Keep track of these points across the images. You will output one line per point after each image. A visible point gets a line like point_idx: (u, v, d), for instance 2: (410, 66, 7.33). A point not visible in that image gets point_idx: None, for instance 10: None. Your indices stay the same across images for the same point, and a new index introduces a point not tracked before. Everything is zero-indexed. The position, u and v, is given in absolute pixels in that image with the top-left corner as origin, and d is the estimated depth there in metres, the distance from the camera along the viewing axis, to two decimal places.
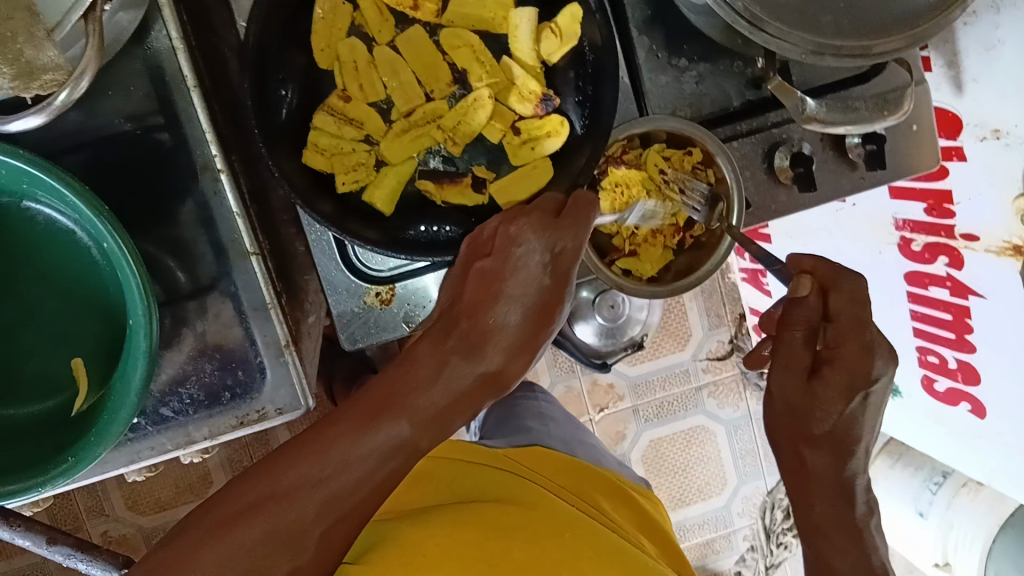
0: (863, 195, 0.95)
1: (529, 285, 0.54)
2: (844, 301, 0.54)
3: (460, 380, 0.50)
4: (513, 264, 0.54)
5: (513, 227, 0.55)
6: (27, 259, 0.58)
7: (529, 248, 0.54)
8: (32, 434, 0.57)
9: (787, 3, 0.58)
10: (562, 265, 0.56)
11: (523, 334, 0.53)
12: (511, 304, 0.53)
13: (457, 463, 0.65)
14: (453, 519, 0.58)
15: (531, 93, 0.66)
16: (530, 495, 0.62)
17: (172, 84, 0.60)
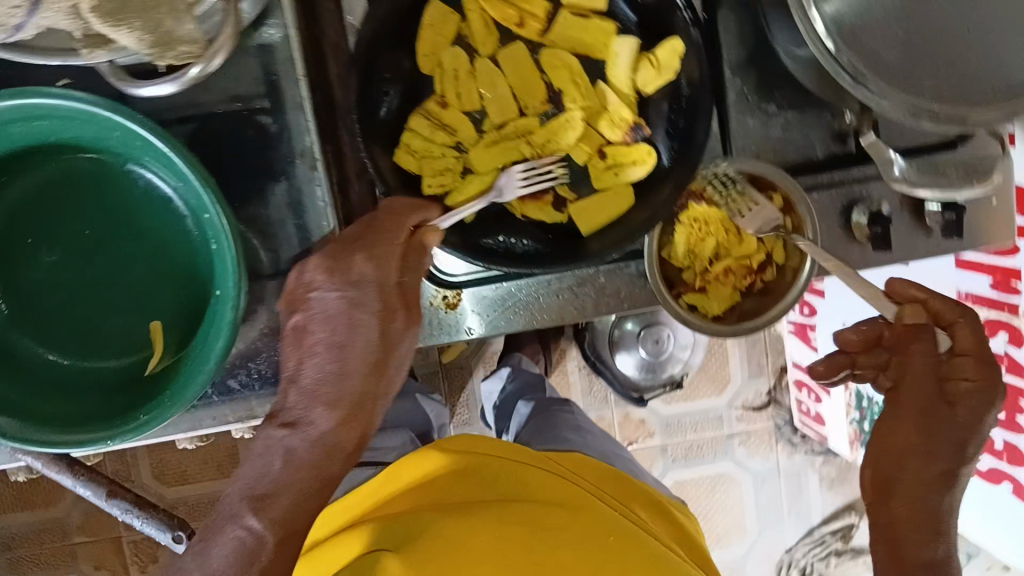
0: (927, 261, 0.95)
1: (368, 348, 0.56)
2: (970, 341, 0.58)
3: (273, 452, 0.55)
4: (315, 308, 0.55)
5: (348, 260, 0.55)
6: (122, 220, 0.60)
7: (320, 295, 0.55)
8: (106, 389, 0.59)
9: (891, 63, 0.59)
10: (396, 319, 0.57)
11: (343, 392, 0.56)
12: (315, 357, 0.56)
13: (498, 461, 0.66)
14: (486, 518, 0.59)
15: (622, 120, 0.68)
16: (574, 498, 0.63)
17: (281, 71, 0.62)
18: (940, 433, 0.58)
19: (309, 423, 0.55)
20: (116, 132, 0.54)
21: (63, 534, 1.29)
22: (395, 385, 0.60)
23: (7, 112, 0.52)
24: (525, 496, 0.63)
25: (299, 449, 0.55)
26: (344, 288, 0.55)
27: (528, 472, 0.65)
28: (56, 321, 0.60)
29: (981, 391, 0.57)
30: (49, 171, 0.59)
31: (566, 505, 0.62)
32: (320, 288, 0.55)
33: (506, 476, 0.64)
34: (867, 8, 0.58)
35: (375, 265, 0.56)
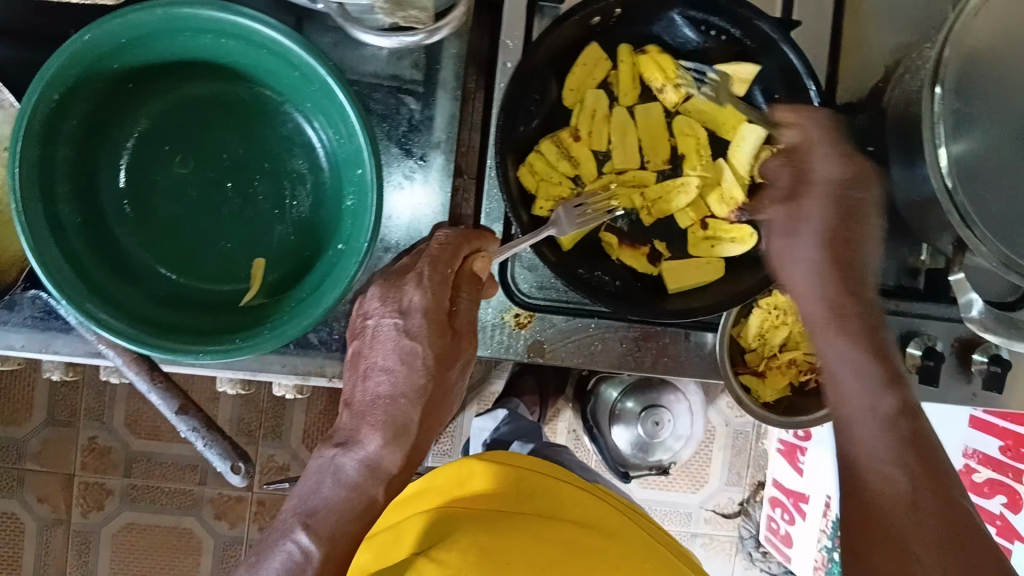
0: (941, 412, 1.00)
1: (414, 371, 0.60)
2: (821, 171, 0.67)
3: (325, 470, 0.61)
4: (370, 336, 0.61)
5: (402, 285, 0.60)
6: (258, 155, 0.62)
7: (378, 322, 0.61)
8: (196, 309, 0.60)
9: (997, 214, 0.64)
10: (447, 343, 0.61)
11: (398, 391, 0.60)
12: (375, 376, 0.61)
13: (535, 476, 0.69)
14: (525, 530, 0.61)
15: (732, 198, 0.71)
16: (609, 524, 0.67)
17: (444, 64, 0.65)
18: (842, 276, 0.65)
19: (358, 445, 0.60)
20: (298, 71, 0.57)
21: (15, 456, 1.23)
22: (443, 417, 0.64)
23: (205, 22, 0.54)
24: (561, 515, 0.66)
25: (347, 467, 0.60)
26: (396, 315, 0.60)
27: (568, 491, 0.69)
28: (167, 230, 0.61)
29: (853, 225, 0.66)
30: (208, 88, 0.61)
31: (602, 529, 0.65)
32: (377, 314, 0.61)
33: (546, 493, 0.68)
34: (987, 158, 0.64)
35: (427, 294, 0.60)
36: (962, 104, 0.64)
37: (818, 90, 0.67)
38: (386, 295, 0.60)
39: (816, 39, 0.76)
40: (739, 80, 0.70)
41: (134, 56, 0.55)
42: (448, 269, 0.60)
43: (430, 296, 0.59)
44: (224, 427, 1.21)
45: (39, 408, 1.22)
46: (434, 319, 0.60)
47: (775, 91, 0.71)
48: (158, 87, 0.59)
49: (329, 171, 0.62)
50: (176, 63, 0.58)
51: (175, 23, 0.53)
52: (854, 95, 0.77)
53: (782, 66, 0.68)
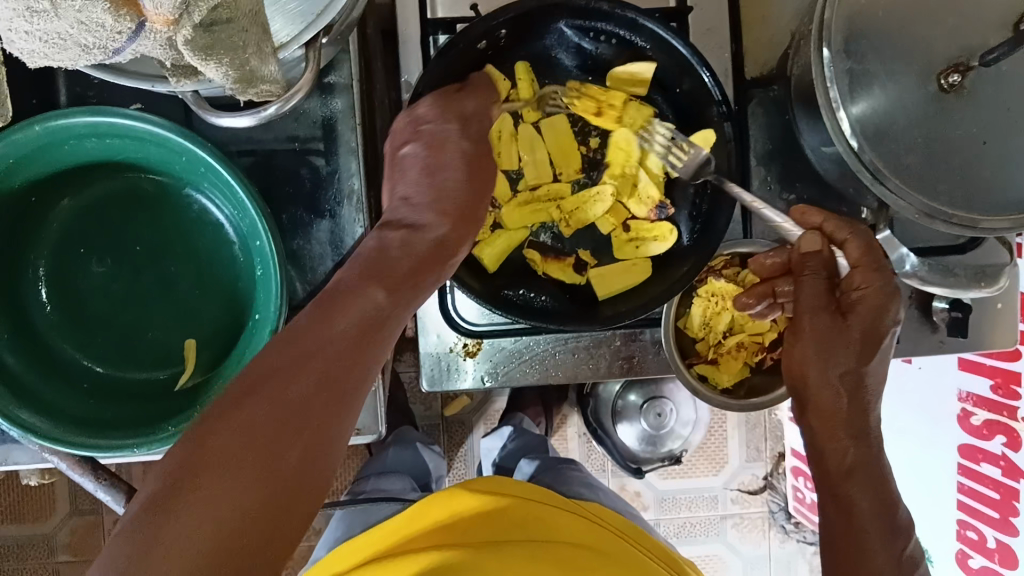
0: (929, 358, 0.98)
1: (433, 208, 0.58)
2: (857, 251, 0.65)
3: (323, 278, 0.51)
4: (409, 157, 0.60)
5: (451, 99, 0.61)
6: (170, 241, 0.63)
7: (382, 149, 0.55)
8: (134, 399, 0.61)
9: (911, 166, 0.62)
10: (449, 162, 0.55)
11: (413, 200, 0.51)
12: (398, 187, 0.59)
13: (527, 504, 0.69)
14: (515, 559, 0.63)
15: (649, 198, 0.71)
16: (599, 546, 0.67)
17: (338, 117, 0.66)
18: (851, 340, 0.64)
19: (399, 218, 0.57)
20: (184, 157, 0.58)
21: (47, 551, 1.26)
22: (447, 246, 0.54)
23: (82, 129, 0.55)
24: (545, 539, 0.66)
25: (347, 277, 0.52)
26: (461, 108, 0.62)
27: (551, 516, 0.69)
28: (96, 329, 0.63)
29: (868, 300, 0.64)
30: (112, 184, 0.62)
31: (587, 548, 0.66)
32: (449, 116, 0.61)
33: (531, 521, 0.68)
34: (894, 112, 0.62)
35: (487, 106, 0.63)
36: (855, 64, 0.62)
37: (715, 82, 0.65)
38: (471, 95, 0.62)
39: (714, 19, 0.75)
40: (639, 79, 0.70)
41: (26, 172, 0.57)
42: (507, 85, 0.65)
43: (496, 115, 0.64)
44: None
45: (60, 501, 1.25)
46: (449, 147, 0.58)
47: (676, 82, 0.70)
48: (58, 192, 0.61)
49: (240, 245, 0.63)
50: (72, 168, 0.60)
51: (54, 135, 0.55)
52: (764, 66, 0.76)
53: (675, 58, 0.67)
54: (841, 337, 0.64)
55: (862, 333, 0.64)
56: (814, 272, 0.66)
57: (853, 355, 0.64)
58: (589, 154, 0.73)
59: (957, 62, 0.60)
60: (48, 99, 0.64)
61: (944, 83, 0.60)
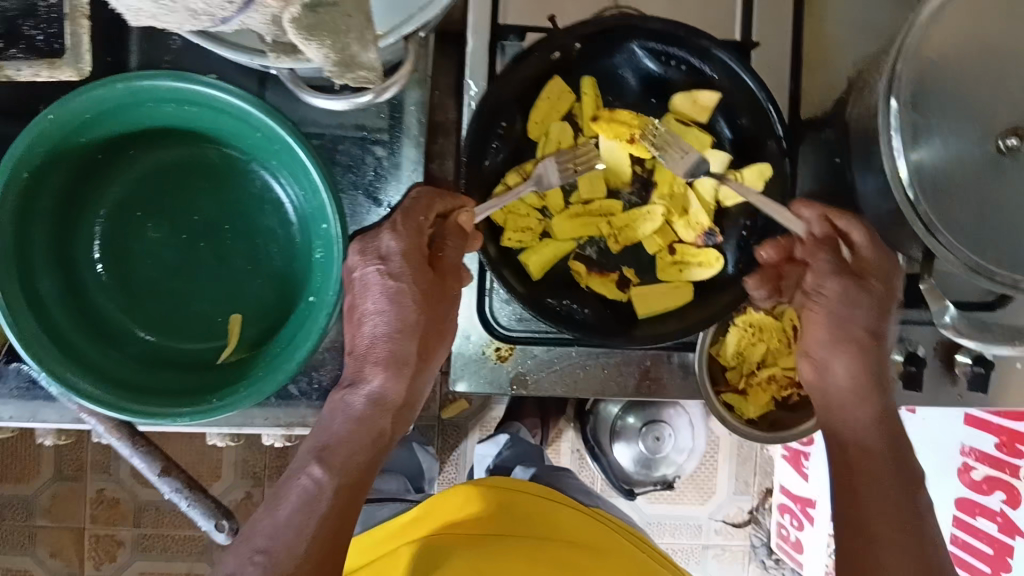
0: (935, 410, 1.00)
1: (408, 336, 0.57)
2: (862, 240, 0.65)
3: (335, 410, 0.57)
4: (356, 287, 0.57)
5: (376, 236, 0.57)
6: (228, 214, 0.63)
7: (363, 273, 0.57)
8: (176, 369, 0.61)
9: (963, 221, 0.64)
10: (433, 282, 0.58)
11: (392, 352, 0.57)
12: (368, 320, 0.57)
13: (533, 500, 0.70)
14: (519, 554, 0.63)
15: (698, 224, 0.72)
16: (607, 542, 0.68)
17: (406, 111, 0.66)
18: (847, 328, 0.64)
19: (365, 382, 0.57)
20: (259, 133, 0.58)
21: (25, 514, 1.24)
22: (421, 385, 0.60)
23: (165, 93, 0.55)
24: (554, 535, 0.67)
25: (354, 404, 0.56)
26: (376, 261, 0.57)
27: (558, 512, 0.70)
28: (144, 294, 0.62)
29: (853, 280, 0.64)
30: (178, 152, 0.62)
31: (593, 547, 0.66)
32: (363, 266, 0.57)
33: (538, 516, 0.69)
34: (951, 168, 0.63)
35: (402, 237, 0.57)
36: (920, 116, 0.63)
37: (779, 115, 0.67)
38: (399, 226, 0.57)
39: (777, 59, 0.76)
40: (702, 107, 0.71)
41: (102, 128, 0.57)
42: (420, 217, 0.57)
43: (406, 239, 0.57)
44: (228, 471, 1.19)
45: (45, 465, 1.23)
46: (414, 258, 0.57)
47: (737, 115, 0.72)
48: (125, 153, 0.61)
49: (298, 226, 0.63)
50: (142, 131, 0.60)
51: (135, 96, 0.55)
52: (819, 107, 0.78)
53: (742, 92, 0.69)
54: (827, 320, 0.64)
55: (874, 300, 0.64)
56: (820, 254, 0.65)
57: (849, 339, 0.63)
58: (642, 175, 0.74)
59: (1017, 128, 0.62)
60: (121, 59, 0.63)
61: (1001, 145, 0.63)
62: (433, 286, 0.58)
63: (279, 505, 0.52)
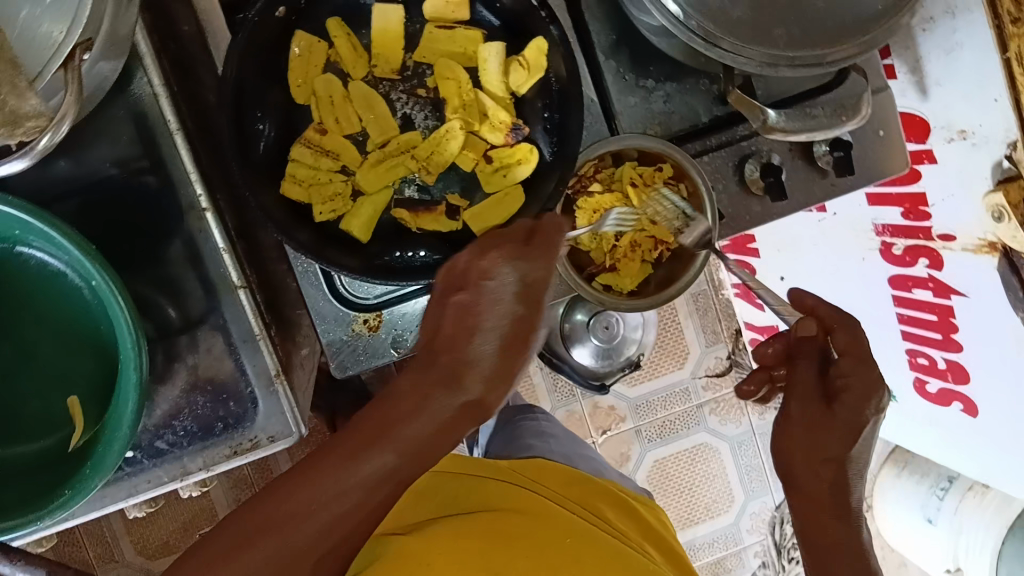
0: (842, 201, 0.98)
1: (510, 362, 0.51)
2: (846, 341, 0.56)
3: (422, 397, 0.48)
4: (485, 297, 0.50)
5: (497, 261, 0.51)
6: (22, 304, 0.60)
7: (499, 281, 0.50)
8: (31, 473, 0.59)
9: (741, 17, 0.60)
10: (522, 318, 0.51)
11: (448, 396, 0.49)
12: (481, 337, 0.49)
13: (460, 478, 0.69)
14: (442, 529, 0.61)
15: (501, 123, 0.69)
16: (531, 504, 0.66)
17: (156, 129, 0.63)
18: (826, 448, 0.57)
19: (461, 389, 0.49)
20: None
21: None
22: (490, 400, 0.50)
23: None
24: (478, 505, 0.65)
25: (440, 409, 0.48)
26: (514, 276, 0.50)
27: (485, 484, 0.69)
28: None
29: (861, 393, 0.56)
30: None
31: (521, 508, 0.65)
32: (499, 279, 0.50)
33: (466, 491, 0.68)
34: None
35: (523, 266, 0.51)
36: None
37: None
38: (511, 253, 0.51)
39: None
40: (456, 4, 0.67)
41: None
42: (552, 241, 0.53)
43: (534, 268, 0.51)
44: None
45: None
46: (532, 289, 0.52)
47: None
48: None
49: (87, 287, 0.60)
50: None
51: None
52: None
53: None
54: (811, 429, 0.58)
55: (851, 420, 0.56)
56: (806, 359, 0.59)
57: (816, 421, 0.57)
58: (429, 96, 0.70)
59: None
60: None
61: None
62: (523, 326, 0.51)
63: (339, 470, 0.46)
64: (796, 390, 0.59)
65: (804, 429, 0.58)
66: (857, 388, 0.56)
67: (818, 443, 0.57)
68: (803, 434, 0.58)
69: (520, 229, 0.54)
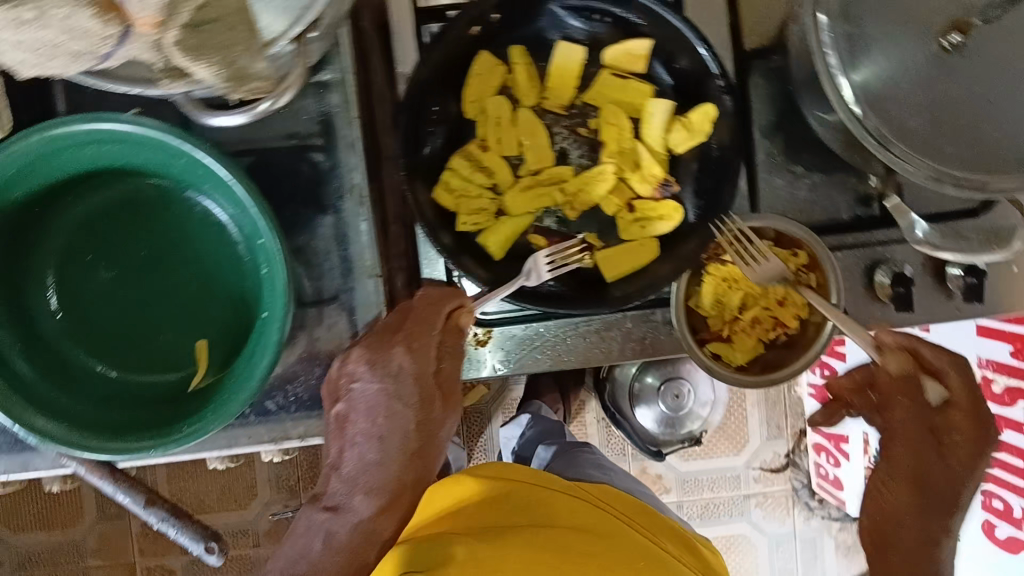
0: (949, 325, 0.97)
1: (396, 446, 0.60)
2: (958, 383, 0.62)
3: (313, 531, 0.59)
4: (354, 399, 0.61)
5: (388, 353, 0.60)
6: (176, 244, 0.63)
7: (363, 385, 0.61)
8: (150, 403, 0.62)
9: (912, 127, 0.62)
10: (436, 409, 0.62)
11: (383, 479, 0.59)
12: (359, 443, 0.60)
13: (532, 487, 0.71)
14: (510, 541, 0.63)
15: (652, 176, 0.71)
16: (601, 523, 0.69)
17: (335, 111, 0.66)
18: (930, 483, 0.64)
19: (347, 510, 0.59)
20: (182, 159, 0.58)
21: (75, 556, 1.30)
22: (431, 471, 0.64)
23: (83, 135, 0.56)
24: (546, 521, 0.67)
25: (340, 532, 0.59)
26: (383, 378, 0.60)
27: (556, 498, 0.70)
28: (107, 336, 0.63)
29: (970, 443, 0.63)
30: (114, 193, 0.63)
31: (591, 530, 0.67)
32: (361, 382, 0.61)
33: (538, 502, 0.69)
34: (892, 78, 0.61)
35: (414, 358, 0.61)
36: (854, 28, 0.61)
37: (712, 54, 0.65)
38: (414, 348, 0.61)
39: None
40: (636, 57, 0.69)
41: (28, 182, 0.57)
42: (435, 331, 0.62)
43: (416, 361, 0.61)
44: (262, 489, 1.25)
45: (86, 508, 1.29)
46: (425, 386, 0.62)
47: (674, 59, 0.70)
48: (61, 201, 0.61)
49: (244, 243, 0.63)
50: (72, 178, 0.60)
51: (53, 144, 0.55)
52: (764, 35, 0.75)
53: (671, 35, 0.67)
54: (897, 467, 0.65)
55: (952, 466, 0.63)
56: (901, 400, 0.64)
57: (907, 450, 0.64)
58: (589, 135, 0.72)
59: (955, 21, 0.60)
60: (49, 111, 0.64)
61: (946, 43, 0.60)
62: (425, 419, 0.61)
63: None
64: (896, 435, 0.65)
65: (911, 465, 0.64)
66: (982, 436, 0.62)
67: (912, 475, 0.64)
68: (910, 470, 0.64)
69: (399, 316, 0.64)
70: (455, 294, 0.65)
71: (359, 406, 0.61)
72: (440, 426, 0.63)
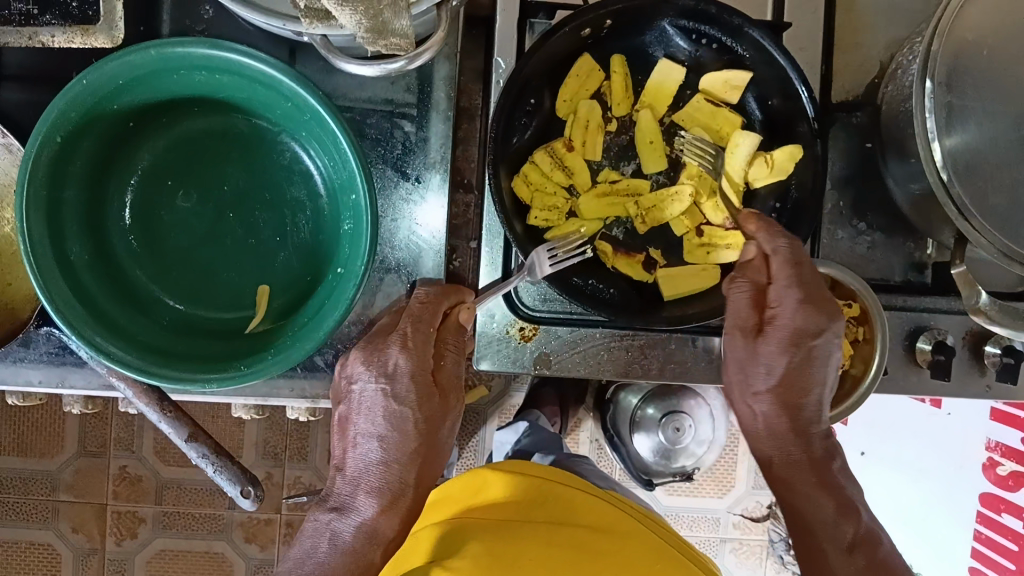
0: (963, 402, 0.98)
1: (406, 436, 0.58)
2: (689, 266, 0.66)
3: (320, 534, 0.57)
4: (356, 403, 0.59)
5: (385, 348, 0.58)
6: (259, 185, 0.64)
7: (363, 386, 0.59)
8: (205, 336, 0.61)
9: (996, 203, 0.63)
10: (435, 407, 0.59)
11: (384, 481, 0.57)
12: (363, 441, 0.59)
13: (550, 483, 0.70)
14: (527, 538, 0.63)
15: (726, 205, 0.72)
16: (617, 522, 0.67)
17: (435, 85, 0.67)
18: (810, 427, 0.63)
19: (353, 511, 0.57)
20: (291, 102, 0.58)
21: (48, 489, 1.19)
22: (436, 472, 0.62)
23: (199, 59, 0.55)
24: (559, 518, 0.66)
25: (343, 533, 0.57)
26: (380, 378, 0.57)
27: (572, 496, 0.69)
28: (174, 262, 0.63)
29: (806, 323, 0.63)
30: (209, 122, 0.63)
31: (605, 528, 0.66)
32: (361, 381, 0.58)
33: (555, 499, 0.68)
34: (984, 150, 0.63)
35: (411, 355, 0.58)
36: (955, 97, 0.62)
37: (811, 97, 0.66)
38: (408, 344, 0.58)
39: (809, 40, 0.75)
40: (732, 87, 0.71)
41: (132, 95, 0.57)
42: (429, 328, 0.58)
43: (415, 359, 0.57)
44: (248, 451, 1.19)
45: (68, 440, 1.19)
46: (421, 380, 0.58)
47: (767, 97, 0.71)
48: (157, 122, 0.61)
49: (327, 197, 0.64)
50: (174, 100, 0.60)
51: (167, 62, 0.55)
52: (851, 91, 0.77)
53: (773, 73, 0.68)
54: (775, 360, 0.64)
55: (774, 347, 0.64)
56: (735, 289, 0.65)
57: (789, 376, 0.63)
58: (671, 155, 0.74)
59: None
60: (154, 29, 0.65)
61: None
62: (434, 408, 0.59)
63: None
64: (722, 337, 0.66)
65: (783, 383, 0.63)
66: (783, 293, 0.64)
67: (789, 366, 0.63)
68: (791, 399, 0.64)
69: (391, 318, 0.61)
70: (456, 289, 0.62)
71: (367, 403, 0.59)
72: (445, 417, 0.60)
